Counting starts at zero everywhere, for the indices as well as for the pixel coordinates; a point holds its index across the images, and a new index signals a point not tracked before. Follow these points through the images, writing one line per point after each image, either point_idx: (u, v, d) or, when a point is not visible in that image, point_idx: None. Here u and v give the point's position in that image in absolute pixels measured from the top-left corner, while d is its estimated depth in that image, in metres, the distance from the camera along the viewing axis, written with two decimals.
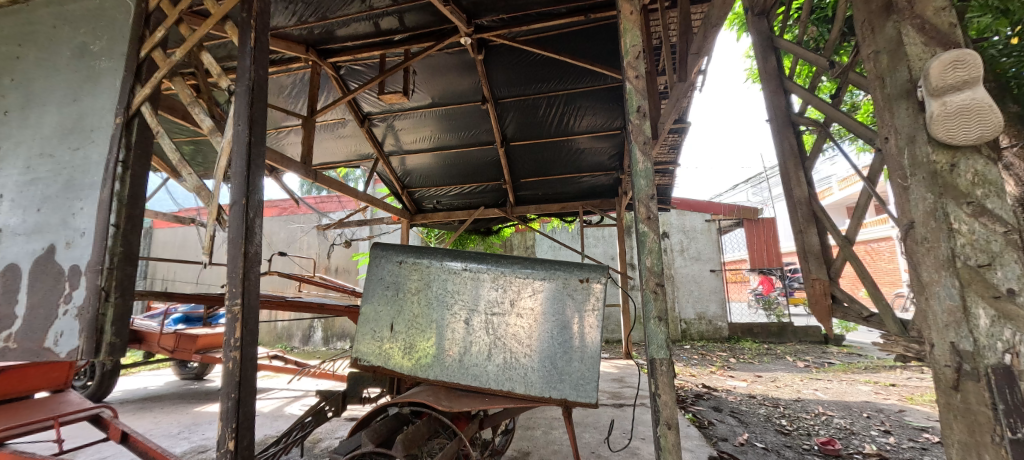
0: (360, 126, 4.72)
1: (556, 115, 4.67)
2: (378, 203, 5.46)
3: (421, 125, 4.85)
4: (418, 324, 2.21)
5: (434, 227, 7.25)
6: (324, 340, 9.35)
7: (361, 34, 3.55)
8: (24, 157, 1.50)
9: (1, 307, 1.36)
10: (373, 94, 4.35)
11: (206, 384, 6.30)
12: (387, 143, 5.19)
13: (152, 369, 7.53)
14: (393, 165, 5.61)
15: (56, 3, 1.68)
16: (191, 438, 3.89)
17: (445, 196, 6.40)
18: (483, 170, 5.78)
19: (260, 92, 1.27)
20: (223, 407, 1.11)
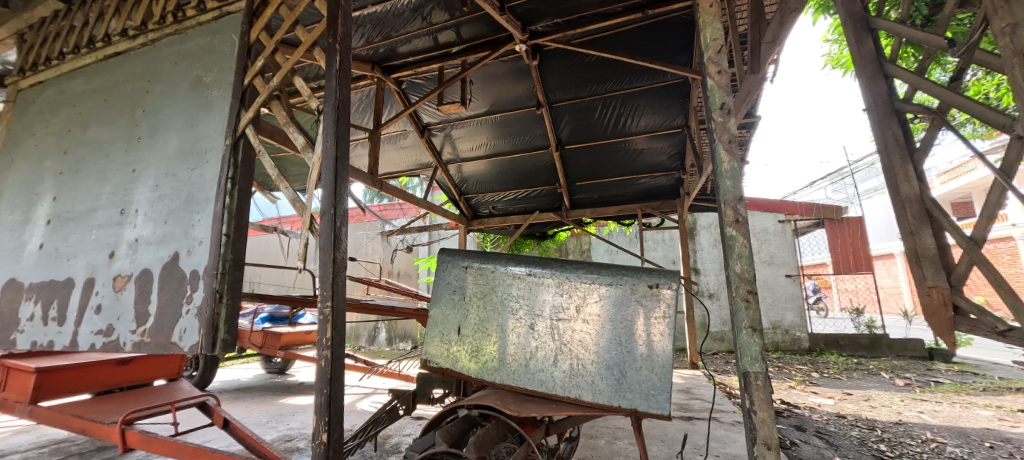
0: (421, 136, 4.93)
1: (612, 116, 4.55)
2: (438, 210, 5.68)
3: (477, 132, 4.98)
4: (484, 328, 2.24)
5: (490, 232, 7.37)
6: (388, 341, 9.86)
7: (422, 49, 3.72)
8: (153, 176, 1.75)
9: (138, 306, 1.59)
10: (432, 106, 4.53)
11: (288, 378, 6.91)
12: (445, 152, 5.38)
13: (243, 362, 8.39)
14: (450, 172, 5.81)
15: (176, 42, 1.95)
16: (278, 427, 4.28)
17: (501, 201, 6.50)
18: (537, 175, 5.79)
19: (344, 110, 1.37)
20: (318, 400, 1.20)
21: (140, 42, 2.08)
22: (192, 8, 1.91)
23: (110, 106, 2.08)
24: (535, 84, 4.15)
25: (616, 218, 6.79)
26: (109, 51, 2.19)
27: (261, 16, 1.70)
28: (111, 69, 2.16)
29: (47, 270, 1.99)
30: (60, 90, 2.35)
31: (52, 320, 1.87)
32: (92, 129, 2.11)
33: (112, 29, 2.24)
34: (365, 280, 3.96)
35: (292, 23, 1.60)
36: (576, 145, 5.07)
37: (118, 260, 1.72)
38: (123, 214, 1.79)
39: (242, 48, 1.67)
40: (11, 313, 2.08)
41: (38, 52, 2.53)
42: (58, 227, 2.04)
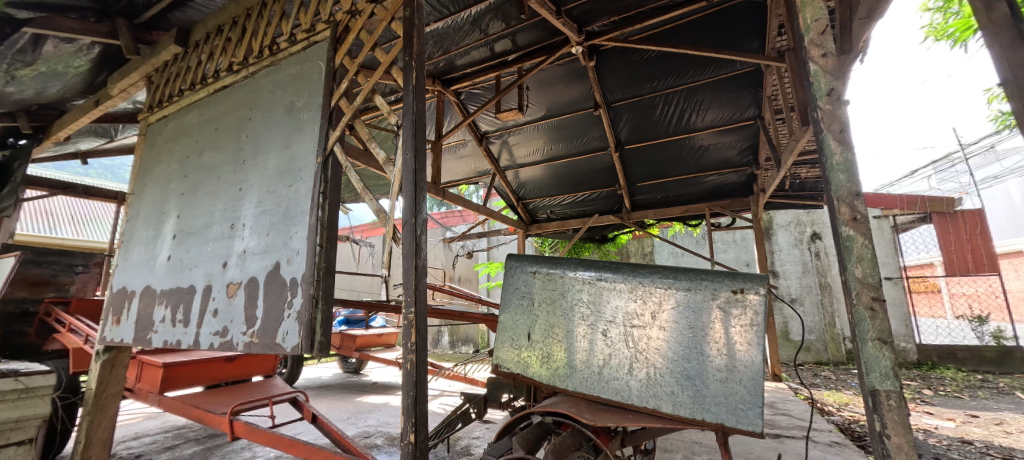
0: (479, 144, 5.05)
1: (676, 113, 4.33)
2: (498, 216, 5.77)
3: (533, 138, 4.99)
4: (555, 334, 2.21)
5: (548, 237, 7.34)
6: (451, 344, 10.17)
7: (479, 60, 3.81)
8: (256, 194, 1.95)
9: (248, 310, 1.78)
10: (490, 115, 4.62)
11: (362, 377, 7.39)
12: (502, 158, 5.46)
13: (322, 361, 9.09)
14: (508, 178, 5.89)
15: (271, 73, 2.17)
16: (357, 423, 4.59)
17: (559, 205, 6.46)
18: (595, 177, 5.67)
19: (421, 123, 1.43)
20: (405, 402, 1.26)
21: (243, 75, 2.35)
22: (285, 41, 2.13)
23: (219, 133, 2.37)
24: (591, 85, 4.08)
25: (681, 219, 6.44)
26: (218, 85, 2.50)
27: (344, 42, 1.85)
28: (220, 101, 2.46)
29: (173, 278, 2.30)
30: (180, 123, 2.72)
31: (178, 322, 2.16)
32: (206, 155, 2.41)
33: (220, 67, 2.57)
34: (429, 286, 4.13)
35: (371, 47, 1.71)
36: (636, 144, 4.89)
37: (230, 269, 1.94)
38: (233, 228, 2.02)
39: (328, 72, 1.81)
40: (147, 315, 2.43)
41: (163, 91, 2.95)
42: (181, 241, 2.36)
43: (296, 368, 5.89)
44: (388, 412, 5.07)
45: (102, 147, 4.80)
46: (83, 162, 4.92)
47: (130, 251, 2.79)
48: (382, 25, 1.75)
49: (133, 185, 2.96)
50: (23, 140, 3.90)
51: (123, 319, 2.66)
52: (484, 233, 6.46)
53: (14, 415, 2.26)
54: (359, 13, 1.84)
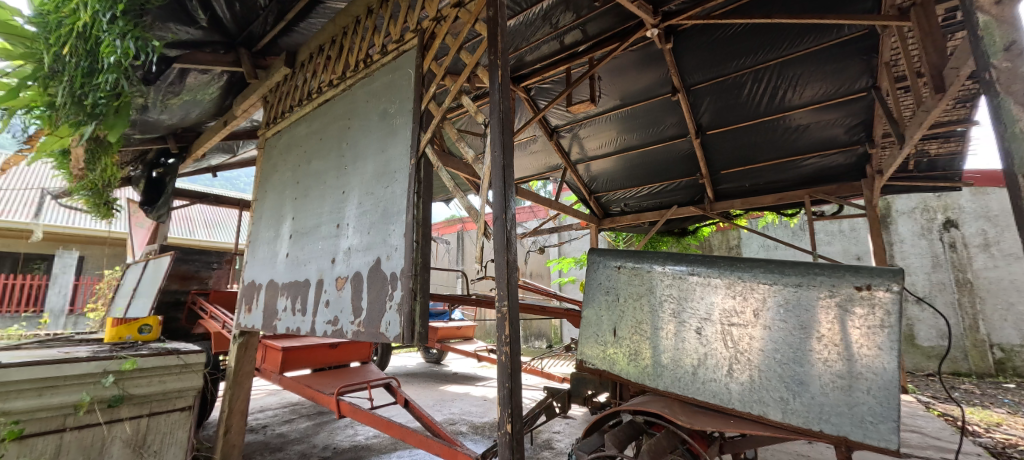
0: (549, 139, 5.01)
1: (769, 90, 3.89)
2: (570, 210, 5.69)
3: (604, 129, 4.83)
4: (643, 331, 2.09)
5: (622, 230, 7.10)
6: (526, 338, 10.32)
7: (547, 54, 3.74)
8: (357, 196, 2.14)
9: (354, 301, 1.96)
10: (561, 108, 4.56)
11: (443, 368, 7.80)
12: (573, 152, 5.36)
13: (406, 350, 9.75)
14: (579, 172, 5.78)
15: (366, 84, 2.35)
16: (443, 410, 4.87)
17: (633, 197, 6.19)
18: (672, 167, 5.34)
19: (507, 121, 1.45)
20: (502, 392, 1.29)
21: (342, 88, 2.58)
22: (377, 53, 2.29)
23: (323, 142, 2.63)
24: (668, 69, 3.82)
25: (775, 208, 5.84)
26: (321, 99, 2.77)
27: (431, 48, 1.94)
28: (323, 114, 2.73)
29: (292, 273, 2.61)
30: (291, 136, 3.07)
31: (297, 311, 2.45)
32: (313, 163, 2.69)
33: (322, 83, 2.86)
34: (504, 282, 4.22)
35: (457, 50, 1.78)
36: (720, 129, 4.49)
37: (339, 264, 2.15)
38: (338, 228, 2.23)
39: (418, 78, 1.92)
40: (271, 305, 2.80)
41: (276, 109, 3.36)
42: (296, 240, 2.67)
43: (385, 357, 6.39)
44: (470, 402, 5.32)
45: (227, 161, 5.61)
46: (213, 174, 5.77)
47: (255, 250, 3.23)
48: (467, 28, 1.80)
49: (255, 192, 3.40)
50: (172, 159, 4.71)
51: (252, 308, 3.09)
52: (557, 228, 6.43)
53: (177, 385, 2.74)
54: (444, 19, 1.92)
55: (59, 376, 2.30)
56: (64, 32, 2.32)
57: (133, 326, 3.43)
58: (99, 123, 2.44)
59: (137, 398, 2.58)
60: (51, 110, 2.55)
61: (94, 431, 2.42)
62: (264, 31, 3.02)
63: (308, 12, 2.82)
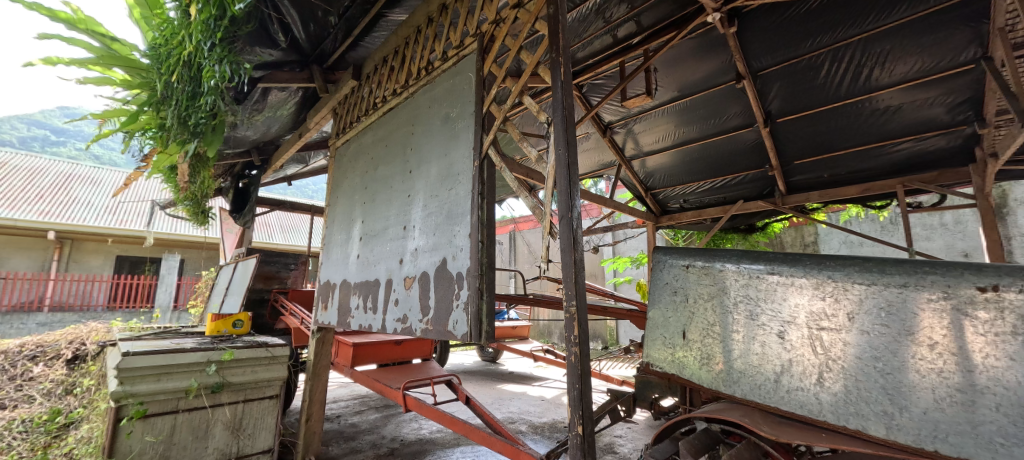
0: (602, 136, 4.89)
1: (852, 69, 3.49)
2: (625, 208, 5.51)
3: (660, 123, 4.61)
4: (715, 333, 1.84)
5: (681, 228, 6.75)
6: None
7: (599, 49, 3.64)
8: (422, 199, 2.22)
9: (423, 300, 2.04)
10: (615, 104, 4.43)
11: (499, 366, 7.92)
12: (628, 148, 5.18)
13: (463, 348, 10.04)
14: (634, 169, 5.59)
15: (427, 91, 2.44)
16: (502, 408, 4.94)
17: (694, 193, 5.88)
18: (737, 160, 4.99)
19: (570, 117, 1.43)
20: (571, 393, 1.28)
21: (405, 96, 2.70)
22: (439, 59, 2.37)
23: (389, 148, 2.76)
24: (731, 54, 3.55)
25: (860, 201, 5.26)
26: (386, 108, 2.92)
27: (490, 50, 1.97)
28: (388, 122, 2.87)
29: (363, 273, 2.77)
30: (359, 144, 3.27)
31: (369, 309, 2.60)
32: (380, 169, 2.83)
33: (386, 93, 3.00)
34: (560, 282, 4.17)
35: (517, 51, 1.79)
36: (792, 115, 4.11)
37: (407, 265, 2.24)
38: (405, 230, 2.33)
39: (479, 81, 1.95)
40: (345, 303, 2.99)
41: (345, 120, 3.59)
42: (366, 242, 2.83)
43: (443, 355, 6.60)
44: (528, 401, 5.36)
45: (301, 171, 6.09)
46: (289, 183, 6.29)
47: (329, 252, 3.47)
48: (526, 28, 1.81)
49: (326, 199, 3.65)
50: (255, 171, 5.20)
51: (328, 307, 3.32)
52: (611, 227, 6.26)
53: (267, 375, 3.01)
54: (503, 21, 1.94)
55: (172, 364, 2.63)
56: (173, 61, 2.64)
57: (228, 321, 3.84)
58: (198, 140, 2.76)
59: (235, 386, 2.87)
60: (163, 131, 2.95)
61: (201, 413, 2.73)
62: (333, 49, 3.24)
63: (372, 27, 2.96)
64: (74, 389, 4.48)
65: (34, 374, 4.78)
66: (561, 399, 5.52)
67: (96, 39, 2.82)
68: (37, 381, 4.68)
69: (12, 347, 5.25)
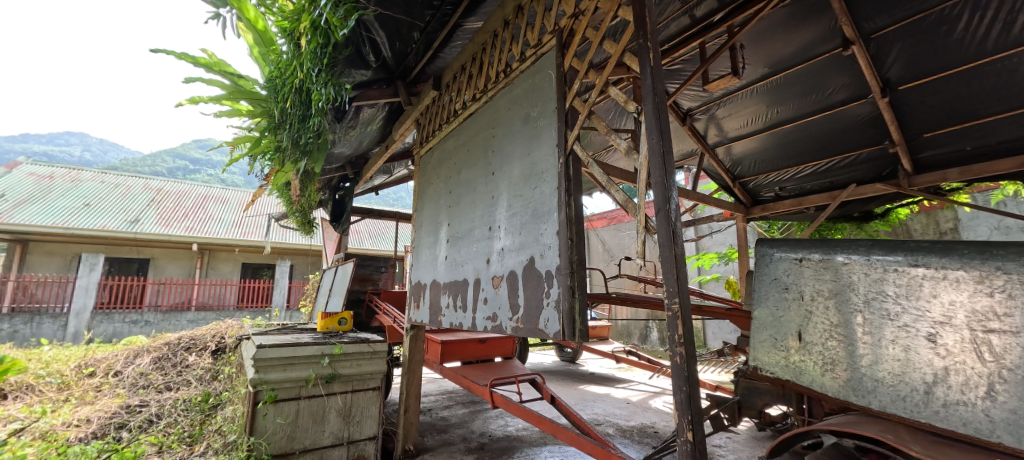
0: (681, 124, 4.54)
1: (1001, 17, 2.80)
2: (710, 200, 5.10)
3: (748, 106, 4.15)
4: (839, 335, 1.58)
5: (777, 218, 6.09)
6: (660, 341, 10.32)
7: (676, 31, 3.34)
8: (506, 200, 2.26)
9: (512, 298, 2.07)
10: (696, 88, 4.07)
11: (579, 367, 7.83)
12: (710, 135, 4.76)
13: (542, 348, 10.07)
14: (719, 157, 5.14)
15: (507, 93, 2.47)
16: (585, 410, 4.86)
17: (793, 179, 5.26)
18: (847, 138, 4.33)
19: (663, 105, 1.35)
20: (678, 398, 1.22)
21: (484, 101, 2.77)
22: (517, 60, 2.39)
23: (471, 152, 2.85)
24: (836, 18, 2.99)
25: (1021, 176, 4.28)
26: (466, 114, 3.02)
27: (570, 45, 1.94)
28: (469, 127, 2.96)
29: (452, 273, 2.90)
30: (442, 151, 3.43)
31: (459, 308, 2.71)
32: (463, 173, 2.94)
33: (466, 100, 3.10)
34: (644, 279, 3.99)
35: (599, 42, 1.75)
36: (915, 82, 3.45)
37: (494, 265, 2.30)
38: (491, 230, 2.39)
39: (560, 77, 1.92)
40: (436, 302, 3.16)
41: (427, 129, 3.79)
42: (453, 244, 2.95)
43: (523, 352, 6.70)
44: (612, 403, 5.20)
45: (386, 181, 6.54)
46: (375, 193, 6.78)
47: (418, 254, 3.68)
48: (609, 17, 1.75)
49: (414, 204, 3.88)
50: (349, 183, 5.72)
51: (420, 306, 3.52)
52: (694, 220, 5.85)
53: (370, 368, 3.29)
54: (583, 14, 1.91)
55: (295, 355, 2.98)
56: (287, 89, 3.00)
57: (334, 319, 4.24)
58: (307, 158, 3.10)
59: (344, 377, 3.17)
60: (279, 152, 3.37)
61: (318, 400, 3.06)
62: (415, 65, 3.42)
63: (450, 38, 3.05)
64: (218, 375, 5.32)
65: (190, 363, 5.77)
66: (648, 402, 5.28)
67: (227, 78, 3.30)
68: (191, 368, 5.64)
69: (173, 340, 6.38)
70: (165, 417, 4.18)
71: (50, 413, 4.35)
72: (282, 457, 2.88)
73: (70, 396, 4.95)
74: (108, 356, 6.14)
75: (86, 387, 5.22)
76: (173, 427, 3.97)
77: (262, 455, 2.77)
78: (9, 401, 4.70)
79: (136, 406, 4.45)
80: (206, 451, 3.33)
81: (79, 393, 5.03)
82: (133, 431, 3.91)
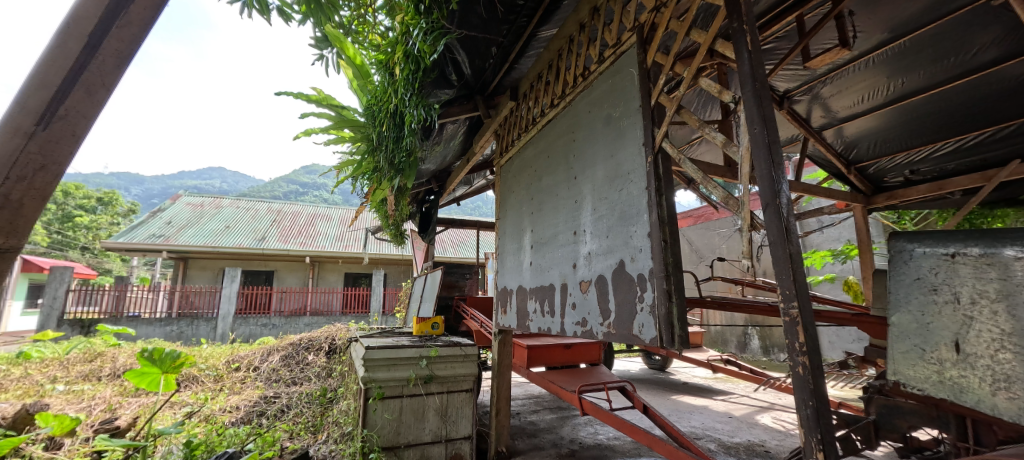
0: (779, 109, 4.09)
1: None
2: (821, 191, 4.51)
3: (863, 80, 3.60)
4: (1014, 345, 1.27)
5: (909, 207, 5.19)
6: (763, 349, 9.33)
7: (769, 6, 3.01)
8: (591, 203, 2.23)
9: (602, 303, 2.03)
10: (795, 67, 3.60)
11: (671, 375, 7.39)
12: (816, 117, 4.21)
13: (628, 355, 9.68)
14: (829, 140, 4.53)
15: (586, 96, 2.45)
16: (682, 422, 4.55)
17: (930, 159, 4.44)
18: (1004, 106, 3.54)
19: (765, 92, 1.24)
20: (804, 413, 1.10)
21: (563, 106, 2.77)
22: (595, 62, 2.36)
23: (552, 158, 2.87)
24: None
25: None
26: (544, 121, 3.05)
27: (652, 40, 1.87)
28: (548, 134, 2.99)
29: (538, 278, 2.93)
30: (522, 159, 3.49)
31: (546, 313, 2.72)
32: (545, 179, 2.96)
33: (544, 107, 3.14)
34: (743, 282, 3.65)
35: (685, 32, 1.67)
36: None
37: (581, 270, 2.28)
38: (576, 235, 2.38)
39: (643, 74, 1.86)
40: (522, 307, 3.21)
41: (506, 140, 3.90)
42: (537, 250, 2.99)
43: (609, 359, 6.50)
44: (711, 416, 4.80)
45: (466, 192, 6.82)
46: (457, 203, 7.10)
47: (503, 261, 3.77)
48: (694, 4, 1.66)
49: (497, 213, 4.00)
50: (433, 195, 6.07)
51: (507, 311, 3.60)
52: (799, 214, 5.21)
53: (463, 370, 3.43)
54: (664, 7, 1.84)
55: (396, 357, 3.23)
56: (382, 115, 3.31)
57: (428, 323, 4.53)
58: (400, 176, 3.37)
59: (440, 379, 3.35)
60: (376, 173, 3.71)
61: (418, 399, 3.28)
62: (492, 79, 3.52)
63: (526, 48, 3.11)
64: (331, 373, 5.97)
65: (309, 361, 6.56)
66: (753, 418, 4.79)
67: (333, 110, 3.73)
68: (310, 366, 6.40)
69: (295, 340, 7.30)
70: (293, 407, 4.80)
71: (210, 400, 5.24)
72: (390, 450, 3.13)
73: (222, 386, 5.92)
74: (248, 354, 7.23)
75: (234, 379, 6.21)
76: (300, 417, 4.54)
77: (374, 446, 3.05)
78: (182, 389, 5.76)
79: (271, 397, 5.17)
80: (327, 440, 3.76)
81: (229, 384, 6.00)
82: (270, 418, 4.56)
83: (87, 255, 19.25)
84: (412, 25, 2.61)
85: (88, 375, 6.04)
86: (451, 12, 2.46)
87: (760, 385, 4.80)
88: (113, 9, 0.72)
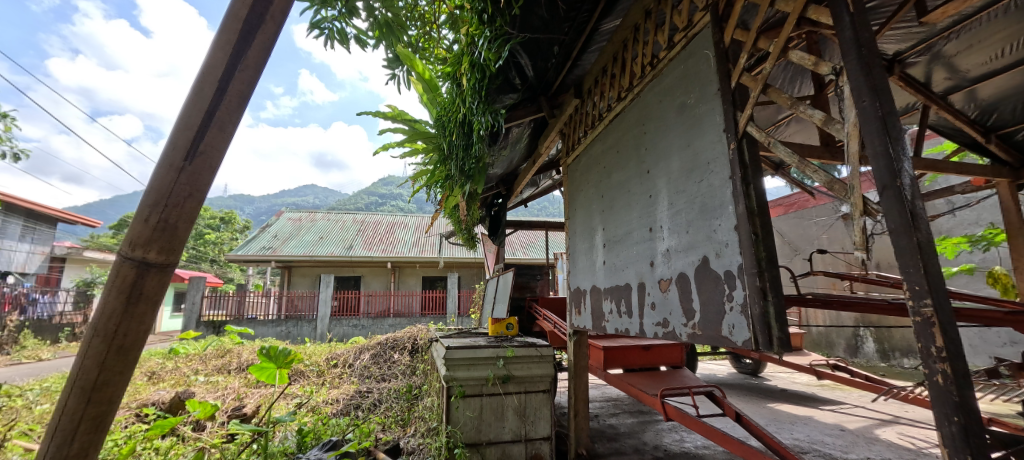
0: (890, 77, 3.50)
1: None
2: (950, 167, 3.82)
3: (1001, 30, 3.00)
4: None
5: None
6: (880, 354, 8.15)
7: None
8: (667, 197, 2.12)
9: (685, 303, 1.92)
10: (907, 24, 3.05)
11: (765, 381, 6.76)
12: (938, 82, 3.60)
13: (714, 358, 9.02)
14: (958, 106, 3.83)
15: (656, 86, 2.34)
16: (782, 433, 4.13)
17: None
18: None
19: (875, 59, 1.09)
20: (945, 429, 0.95)
21: (631, 98, 2.67)
22: (664, 49, 2.24)
23: (621, 153, 2.78)
24: None
25: None
26: (612, 116, 2.97)
27: (729, 17, 1.73)
28: (616, 128, 2.90)
29: (612, 278, 2.85)
30: (589, 157, 3.43)
31: (624, 314, 2.63)
32: (615, 175, 2.88)
33: (611, 101, 3.04)
34: (852, 277, 3.20)
35: (768, 4, 1.52)
36: None
37: (660, 267, 2.17)
38: (652, 231, 2.27)
39: (720, 55, 1.73)
40: (597, 307, 3.14)
41: (572, 138, 3.84)
42: (610, 248, 2.91)
43: (693, 361, 6.11)
44: (818, 428, 4.30)
45: (534, 193, 6.84)
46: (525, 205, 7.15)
47: (575, 261, 3.72)
48: None
49: (566, 213, 3.96)
50: (502, 199, 6.19)
51: (581, 312, 3.55)
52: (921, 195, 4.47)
53: (539, 371, 3.43)
54: None
55: (475, 357, 3.33)
56: (452, 124, 3.44)
57: (503, 324, 4.61)
58: (470, 182, 3.47)
59: (517, 379, 3.39)
60: (448, 180, 3.87)
61: (497, 398, 3.35)
62: (556, 78, 3.50)
63: (589, 42, 3.04)
64: (415, 371, 6.34)
65: (395, 359, 7.03)
66: (871, 431, 4.20)
67: (406, 124, 3.97)
68: (397, 364, 6.86)
69: (383, 340, 7.87)
70: (384, 402, 5.17)
71: (314, 393, 5.85)
72: (473, 447, 3.24)
73: (324, 380, 6.58)
74: (343, 352, 7.95)
75: (333, 375, 6.87)
76: (390, 411, 4.89)
77: (457, 442, 3.18)
78: (292, 382, 6.50)
79: (365, 392, 5.63)
80: (415, 433, 4.00)
81: (329, 378, 6.65)
82: (365, 411, 4.96)
83: (215, 265, 22.58)
84: (477, 36, 2.69)
85: (220, 368, 7.08)
86: (513, 18, 2.47)
87: (879, 395, 4.19)
88: (233, 58, 0.82)
